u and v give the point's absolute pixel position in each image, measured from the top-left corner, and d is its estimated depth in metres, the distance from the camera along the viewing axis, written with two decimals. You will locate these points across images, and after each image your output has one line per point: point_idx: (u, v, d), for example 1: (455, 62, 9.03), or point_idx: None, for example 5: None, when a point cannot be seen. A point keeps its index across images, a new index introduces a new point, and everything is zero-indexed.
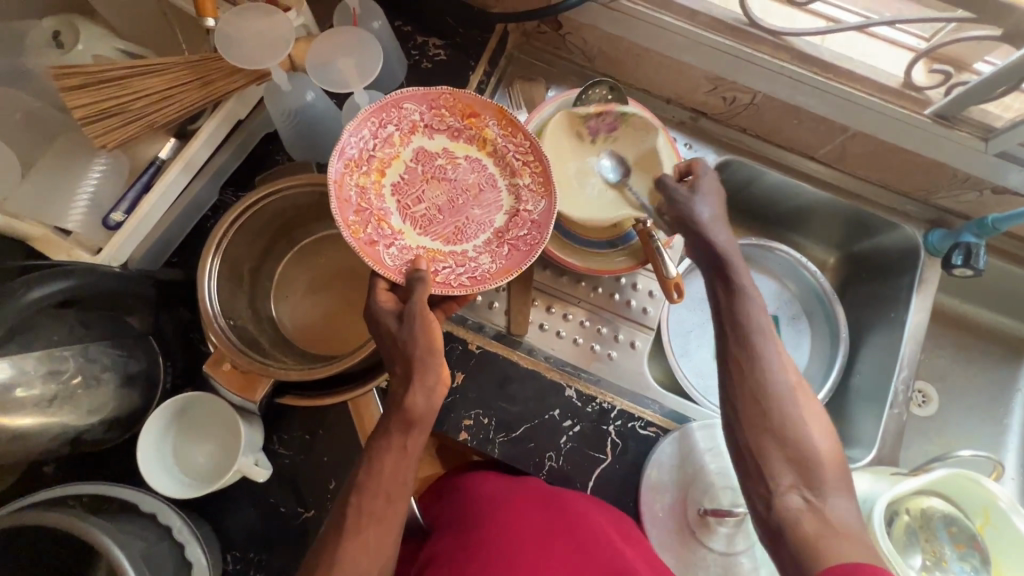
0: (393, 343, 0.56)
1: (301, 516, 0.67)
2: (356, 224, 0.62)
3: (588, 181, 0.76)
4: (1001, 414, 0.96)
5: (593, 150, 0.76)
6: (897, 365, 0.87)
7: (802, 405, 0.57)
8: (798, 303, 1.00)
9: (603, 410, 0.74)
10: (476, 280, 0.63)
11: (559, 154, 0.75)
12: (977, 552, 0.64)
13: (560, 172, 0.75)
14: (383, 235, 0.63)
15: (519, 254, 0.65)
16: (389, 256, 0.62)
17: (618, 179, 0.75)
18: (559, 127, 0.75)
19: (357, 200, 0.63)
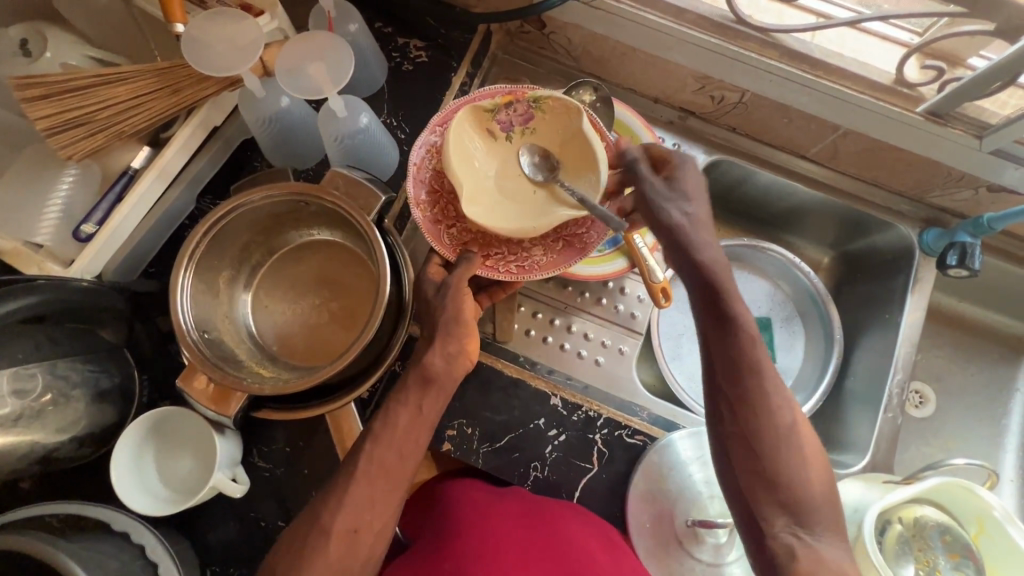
0: (431, 315, 0.61)
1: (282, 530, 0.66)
2: (426, 202, 0.64)
3: (513, 183, 0.64)
4: (999, 415, 0.94)
5: (511, 147, 0.65)
6: (892, 368, 0.85)
7: (800, 443, 0.53)
8: (791, 304, 0.98)
9: (589, 418, 0.72)
10: (524, 270, 0.62)
11: (472, 156, 0.64)
12: (971, 562, 0.62)
13: (473, 176, 0.63)
14: (447, 216, 0.64)
15: (569, 251, 0.63)
16: (448, 236, 0.63)
17: (545, 176, 0.64)
18: (465, 127, 0.64)
19: (432, 180, 0.64)
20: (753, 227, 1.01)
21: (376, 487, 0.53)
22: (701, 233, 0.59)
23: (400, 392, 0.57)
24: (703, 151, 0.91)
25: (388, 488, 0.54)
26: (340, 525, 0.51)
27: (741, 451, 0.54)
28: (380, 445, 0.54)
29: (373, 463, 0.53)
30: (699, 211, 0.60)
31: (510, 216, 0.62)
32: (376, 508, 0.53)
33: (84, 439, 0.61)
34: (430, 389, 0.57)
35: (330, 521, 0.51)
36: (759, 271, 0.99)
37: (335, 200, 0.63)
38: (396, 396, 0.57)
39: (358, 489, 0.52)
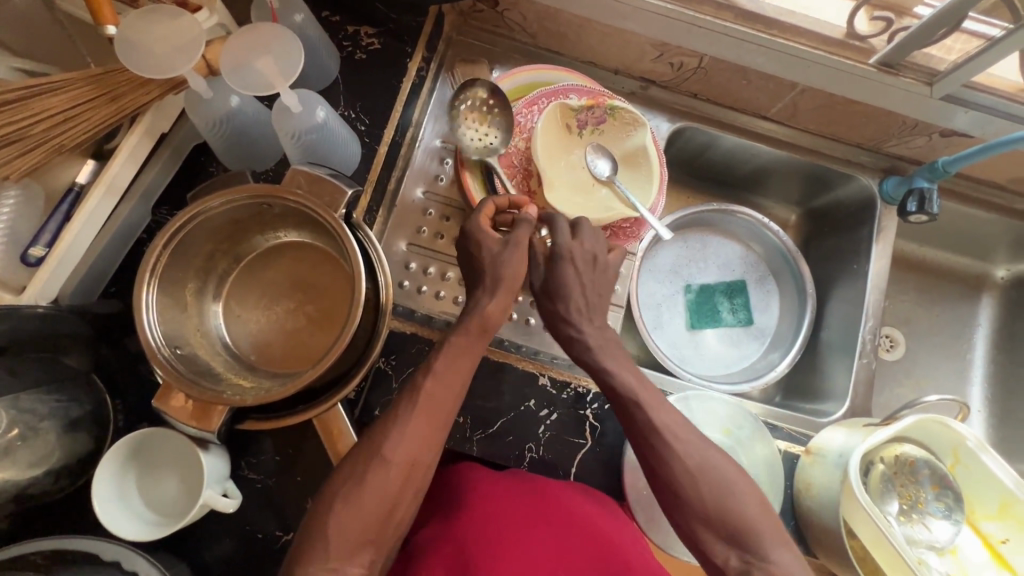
0: (484, 267, 0.63)
1: (281, 539, 0.65)
2: (506, 175, 0.75)
3: (579, 175, 0.77)
4: (965, 350, 0.99)
5: (581, 143, 0.78)
6: (863, 316, 0.88)
7: (731, 484, 0.57)
8: (764, 263, 1.01)
9: (579, 395, 0.72)
10: None
11: (553, 148, 0.76)
12: (950, 491, 0.65)
13: (552, 166, 0.75)
14: (522, 190, 0.75)
15: (618, 240, 0.76)
16: None
17: (608, 174, 0.77)
18: (552, 120, 0.75)
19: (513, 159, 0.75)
20: (720, 191, 1.03)
21: (426, 426, 0.56)
22: (588, 321, 0.66)
23: (461, 335, 0.61)
24: (667, 119, 0.91)
25: (436, 420, 0.57)
26: (398, 454, 0.54)
27: (671, 503, 0.57)
28: (438, 383, 0.58)
29: (429, 406, 0.57)
30: (590, 293, 0.66)
31: (576, 203, 0.75)
32: (424, 439, 0.56)
33: (60, 471, 0.59)
34: (485, 335, 0.62)
35: (391, 450, 0.54)
36: (731, 235, 1.01)
37: (299, 198, 0.60)
38: (455, 337, 0.61)
39: (417, 425, 0.56)
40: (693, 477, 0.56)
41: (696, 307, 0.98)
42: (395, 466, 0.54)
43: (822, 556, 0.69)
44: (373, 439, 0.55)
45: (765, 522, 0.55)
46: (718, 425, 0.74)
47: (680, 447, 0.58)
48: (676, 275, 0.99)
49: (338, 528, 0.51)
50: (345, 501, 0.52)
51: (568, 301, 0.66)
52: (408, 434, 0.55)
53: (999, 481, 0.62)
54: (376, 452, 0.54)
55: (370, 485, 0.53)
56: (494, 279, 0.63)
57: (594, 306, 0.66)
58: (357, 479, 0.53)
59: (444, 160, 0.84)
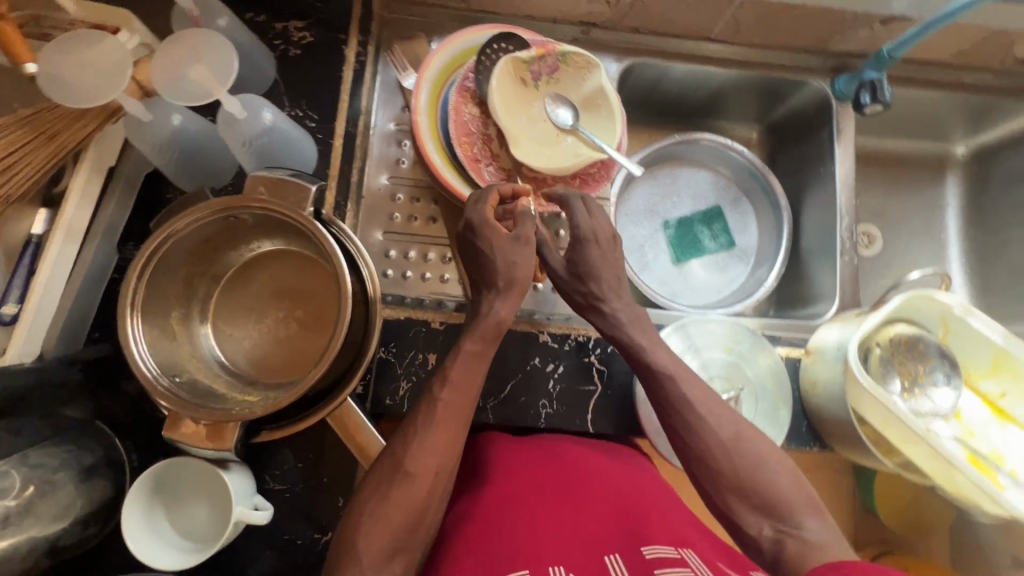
0: (498, 270, 0.61)
1: (320, 540, 0.66)
2: (466, 142, 0.73)
3: (542, 128, 0.76)
4: (939, 231, 1.03)
5: (540, 95, 0.76)
6: (839, 215, 0.91)
7: (759, 454, 0.57)
8: (735, 185, 1.04)
9: (580, 344, 0.73)
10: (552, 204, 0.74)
11: (512, 103, 0.74)
12: (945, 361, 0.67)
13: (513, 122, 0.73)
14: (486, 155, 0.73)
15: (588, 187, 0.75)
16: (488, 173, 0.73)
17: (571, 122, 0.76)
18: (505, 75, 0.73)
19: (471, 124, 0.73)
20: (680, 123, 1.04)
21: (447, 432, 0.56)
22: (617, 298, 0.65)
23: (471, 343, 0.60)
24: (615, 59, 0.90)
25: (456, 429, 0.57)
26: (422, 466, 0.54)
27: (700, 473, 0.58)
28: (453, 386, 0.58)
29: (448, 411, 0.57)
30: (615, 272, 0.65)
31: (542, 156, 0.74)
32: (445, 448, 0.56)
33: (88, 518, 0.59)
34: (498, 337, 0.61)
35: (413, 462, 0.54)
36: (699, 163, 1.04)
37: (266, 204, 0.59)
38: (464, 346, 0.60)
39: (436, 434, 0.56)
40: (719, 449, 0.57)
41: (679, 241, 1.02)
42: (418, 477, 0.54)
43: (838, 447, 0.72)
44: (395, 449, 0.55)
45: (797, 495, 0.55)
46: (718, 345, 0.75)
47: (713, 420, 0.58)
48: (653, 213, 1.03)
49: (370, 541, 0.51)
50: (374, 510, 0.52)
51: (598, 281, 0.65)
52: (429, 445, 0.55)
53: (991, 341, 0.64)
54: (398, 465, 0.54)
55: (397, 495, 0.53)
56: (508, 280, 0.61)
57: (621, 283, 0.65)
58: (383, 489, 0.53)
59: (402, 142, 0.83)
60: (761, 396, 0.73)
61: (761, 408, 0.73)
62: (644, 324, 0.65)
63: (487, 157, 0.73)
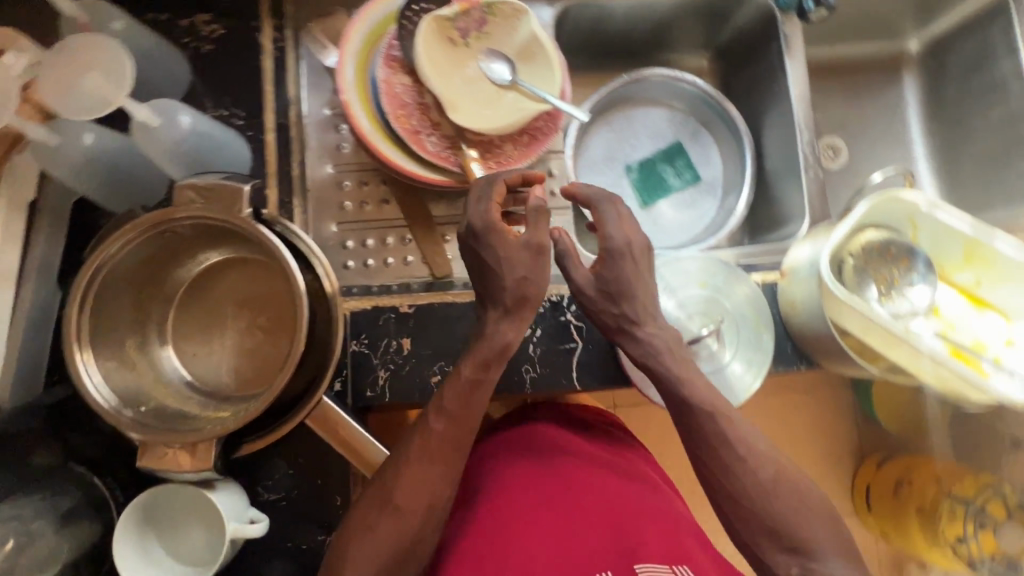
0: (502, 284, 0.60)
1: (325, 541, 0.66)
2: (403, 115, 0.69)
3: (480, 87, 0.71)
4: (903, 131, 1.06)
5: (472, 53, 0.72)
6: (799, 130, 0.89)
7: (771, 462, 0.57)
8: (693, 118, 1.01)
9: (555, 303, 0.71)
10: (502, 164, 0.71)
11: (443, 65, 0.70)
12: (918, 260, 0.67)
13: (447, 85, 0.70)
14: (426, 125, 0.70)
15: (538, 141, 0.72)
16: (431, 143, 0.70)
17: (509, 77, 0.72)
18: (431, 36, 0.69)
19: (405, 94, 0.69)
20: (629, 62, 1.00)
21: (439, 465, 0.56)
22: (652, 321, 0.63)
23: (466, 370, 0.59)
24: (547, 4, 0.85)
25: (447, 461, 0.56)
26: (411, 501, 0.54)
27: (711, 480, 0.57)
28: (447, 417, 0.57)
29: (439, 445, 0.56)
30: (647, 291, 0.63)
31: (484, 116, 0.70)
32: (437, 483, 0.56)
33: (78, 561, 0.58)
34: (497, 364, 0.59)
35: (403, 497, 0.54)
36: (654, 101, 1.01)
37: (201, 213, 0.56)
38: (460, 372, 0.59)
39: (427, 467, 0.56)
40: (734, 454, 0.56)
41: (643, 184, 1.00)
42: (405, 512, 0.54)
43: (824, 363, 0.71)
44: (385, 477, 0.56)
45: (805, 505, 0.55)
46: (694, 281, 0.74)
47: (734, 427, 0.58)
48: (613, 160, 1.00)
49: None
50: (357, 548, 0.53)
51: (632, 300, 0.62)
52: (416, 479, 0.55)
53: (961, 233, 0.64)
54: (386, 499, 0.54)
55: (379, 532, 0.53)
56: (517, 297, 0.60)
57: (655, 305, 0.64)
58: (367, 524, 0.54)
59: (339, 126, 0.79)
60: (741, 325, 0.72)
61: (743, 336, 0.72)
62: (672, 333, 0.64)
63: (427, 127, 0.70)
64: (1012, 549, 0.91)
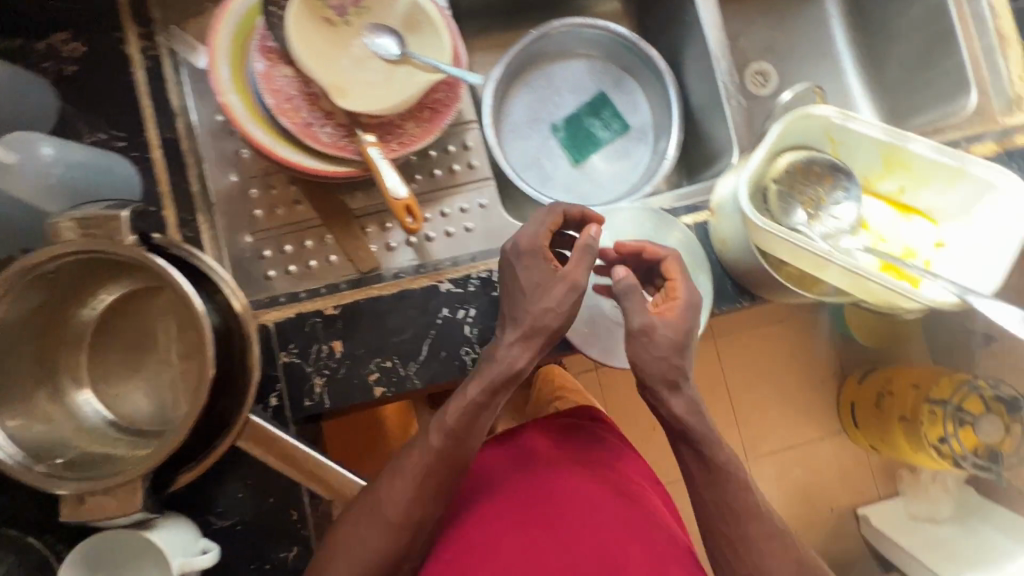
0: (528, 310, 0.61)
1: (287, 558, 0.65)
2: (290, 108, 0.65)
3: (368, 65, 0.67)
4: (830, 45, 1.05)
5: (353, 30, 0.68)
6: (715, 60, 0.85)
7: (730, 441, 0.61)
8: (613, 65, 0.98)
9: (484, 280, 0.69)
10: (406, 144, 0.67)
11: (323, 48, 0.66)
12: (843, 176, 0.65)
13: (331, 68, 0.65)
14: (318, 115, 0.66)
15: (440, 114, 0.69)
16: (326, 134, 0.66)
17: (397, 50, 0.68)
18: (303, 18, 0.65)
19: (288, 86, 0.65)
20: (539, 17, 0.97)
21: (435, 479, 0.60)
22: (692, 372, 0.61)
23: (475, 392, 0.60)
24: None
25: (440, 474, 0.61)
26: (401, 514, 0.59)
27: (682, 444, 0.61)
28: (450, 437, 0.60)
29: (439, 462, 0.60)
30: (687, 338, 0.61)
31: (376, 95, 0.66)
32: (428, 497, 0.60)
33: None
34: (507, 386, 0.61)
35: (393, 511, 0.59)
36: (571, 53, 0.97)
37: (81, 247, 0.53)
38: (468, 394, 0.60)
39: (422, 485, 0.60)
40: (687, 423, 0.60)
41: (572, 141, 0.97)
42: (396, 524, 0.59)
43: (765, 296, 0.70)
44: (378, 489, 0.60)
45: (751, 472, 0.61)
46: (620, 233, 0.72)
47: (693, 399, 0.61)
48: (538, 120, 0.97)
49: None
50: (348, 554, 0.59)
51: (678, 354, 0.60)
52: (408, 495, 0.59)
53: (876, 139, 0.62)
54: (377, 511, 0.59)
55: (369, 539, 0.59)
56: (535, 325, 0.60)
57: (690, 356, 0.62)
58: (359, 533, 0.59)
59: (235, 131, 0.75)
60: None
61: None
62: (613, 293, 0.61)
63: (319, 118, 0.66)
64: (989, 441, 1.07)
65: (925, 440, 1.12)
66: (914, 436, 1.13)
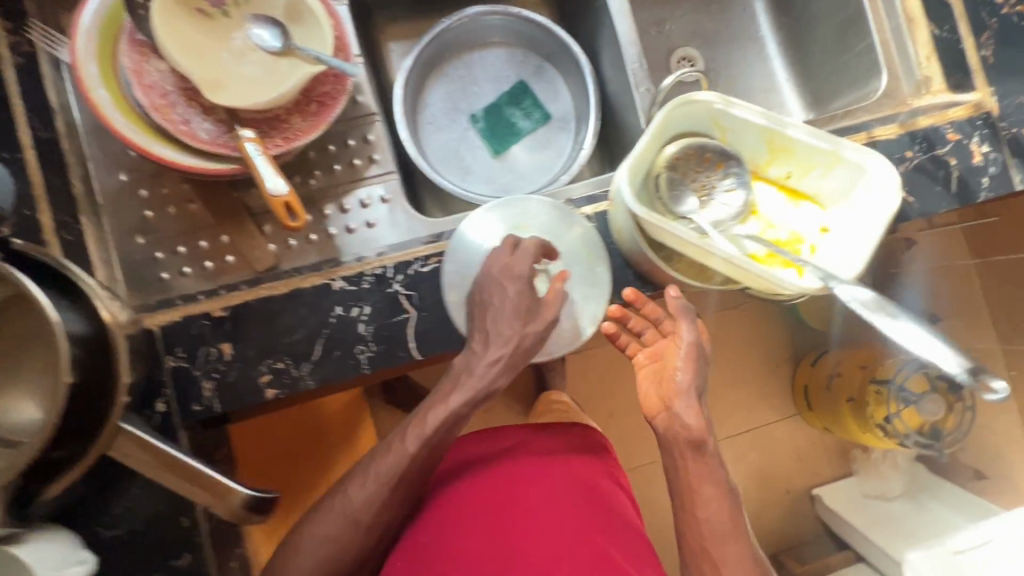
0: (509, 330, 0.65)
1: (179, 565, 0.64)
2: (164, 104, 0.63)
3: (248, 59, 0.65)
4: (753, 30, 1.04)
5: (234, 24, 0.66)
6: (624, 46, 0.83)
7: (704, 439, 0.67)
8: (533, 53, 0.96)
9: (378, 276, 0.68)
10: (290, 139, 0.65)
11: (198, 41, 0.63)
12: (733, 161, 0.64)
13: (206, 62, 0.63)
14: (196, 111, 0.64)
15: (327, 107, 0.67)
16: (204, 130, 0.63)
17: (279, 42, 0.65)
18: (174, 10, 0.62)
19: (161, 81, 0.63)
20: (454, 5, 0.95)
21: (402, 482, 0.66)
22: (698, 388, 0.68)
23: (453, 404, 0.65)
24: None
25: (407, 478, 0.66)
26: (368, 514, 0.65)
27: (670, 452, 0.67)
28: (426, 445, 0.65)
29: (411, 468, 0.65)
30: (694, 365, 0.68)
31: (256, 90, 0.64)
32: (392, 497, 0.66)
33: None
34: (482, 399, 0.66)
35: (357, 508, 0.65)
36: (489, 42, 0.95)
37: None
38: (444, 405, 0.65)
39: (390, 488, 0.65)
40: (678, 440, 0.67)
41: (492, 132, 0.95)
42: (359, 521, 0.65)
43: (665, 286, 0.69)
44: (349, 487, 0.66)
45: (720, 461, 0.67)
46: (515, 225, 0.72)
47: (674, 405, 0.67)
48: (455, 111, 0.95)
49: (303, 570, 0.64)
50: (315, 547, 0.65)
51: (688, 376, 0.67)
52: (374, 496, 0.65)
53: (756, 125, 0.63)
54: (344, 509, 0.65)
55: (332, 532, 0.65)
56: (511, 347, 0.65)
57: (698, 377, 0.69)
58: (326, 526, 0.65)
59: None
60: (575, 265, 0.71)
61: (578, 273, 0.71)
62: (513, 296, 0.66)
63: (196, 114, 0.63)
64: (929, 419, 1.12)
65: (871, 421, 1.16)
66: (861, 417, 1.18)
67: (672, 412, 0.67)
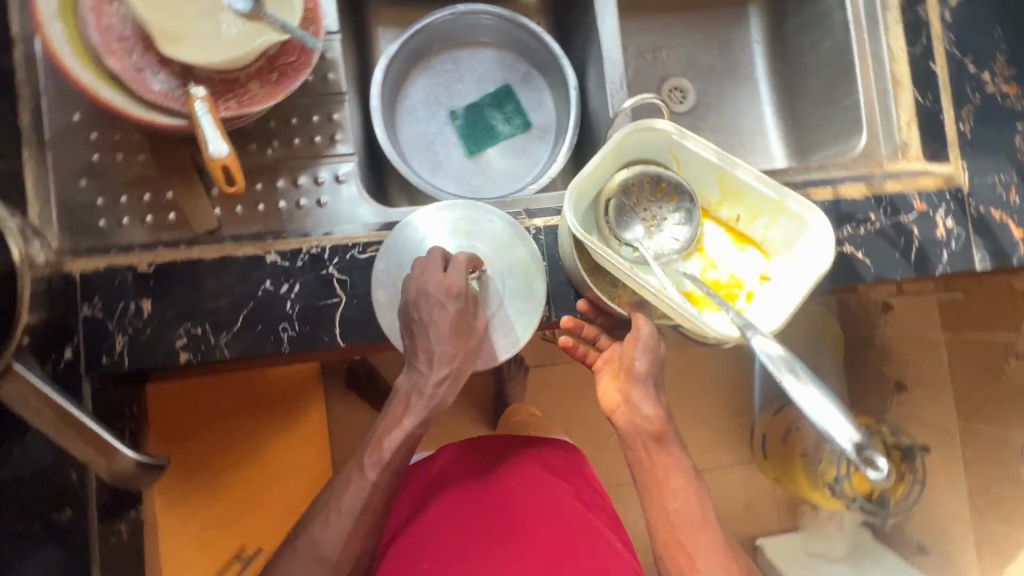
0: (455, 346, 0.65)
1: (60, 519, 0.62)
2: (119, 49, 0.61)
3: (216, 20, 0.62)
4: (749, 71, 1.04)
5: None
6: (609, 65, 0.83)
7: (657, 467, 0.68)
8: (523, 60, 0.95)
9: (314, 257, 0.67)
10: (244, 105, 0.64)
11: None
12: (687, 195, 0.65)
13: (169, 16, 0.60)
14: (151, 62, 0.62)
15: (288, 79, 0.66)
16: (157, 81, 0.62)
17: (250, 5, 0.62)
18: None
19: (120, 26, 0.62)
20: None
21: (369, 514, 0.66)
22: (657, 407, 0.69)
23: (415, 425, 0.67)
24: None
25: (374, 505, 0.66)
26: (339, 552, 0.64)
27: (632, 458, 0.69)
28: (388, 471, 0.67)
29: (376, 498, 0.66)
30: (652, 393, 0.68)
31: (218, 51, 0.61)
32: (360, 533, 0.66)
33: None
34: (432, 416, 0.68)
35: (329, 550, 0.64)
36: (481, 42, 0.95)
37: None
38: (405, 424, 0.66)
39: (358, 520, 0.65)
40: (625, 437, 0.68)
41: (469, 131, 0.94)
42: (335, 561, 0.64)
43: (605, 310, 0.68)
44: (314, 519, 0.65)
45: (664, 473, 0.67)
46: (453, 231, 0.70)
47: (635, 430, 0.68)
48: (437, 104, 0.94)
49: None
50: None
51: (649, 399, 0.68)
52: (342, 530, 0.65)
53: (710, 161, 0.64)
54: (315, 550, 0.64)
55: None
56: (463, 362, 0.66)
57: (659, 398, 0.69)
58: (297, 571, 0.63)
59: None
60: (510, 275, 0.70)
61: (515, 288, 0.70)
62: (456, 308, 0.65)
63: (150, 64, 0.62)
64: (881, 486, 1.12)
65: (821, 479, 1.16)
66: (812, 474, 1.17)
67: (631, 403, 0.68)
